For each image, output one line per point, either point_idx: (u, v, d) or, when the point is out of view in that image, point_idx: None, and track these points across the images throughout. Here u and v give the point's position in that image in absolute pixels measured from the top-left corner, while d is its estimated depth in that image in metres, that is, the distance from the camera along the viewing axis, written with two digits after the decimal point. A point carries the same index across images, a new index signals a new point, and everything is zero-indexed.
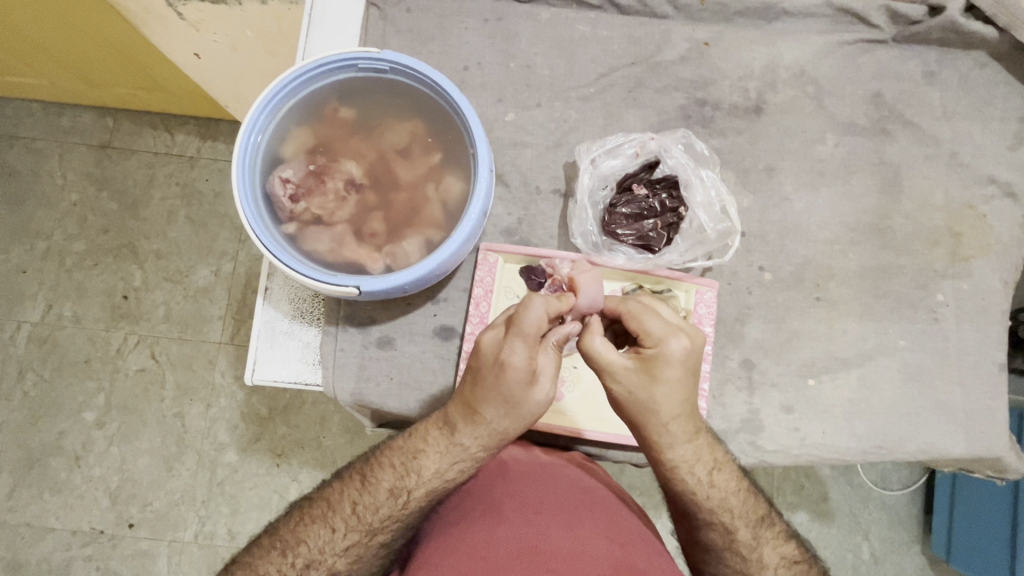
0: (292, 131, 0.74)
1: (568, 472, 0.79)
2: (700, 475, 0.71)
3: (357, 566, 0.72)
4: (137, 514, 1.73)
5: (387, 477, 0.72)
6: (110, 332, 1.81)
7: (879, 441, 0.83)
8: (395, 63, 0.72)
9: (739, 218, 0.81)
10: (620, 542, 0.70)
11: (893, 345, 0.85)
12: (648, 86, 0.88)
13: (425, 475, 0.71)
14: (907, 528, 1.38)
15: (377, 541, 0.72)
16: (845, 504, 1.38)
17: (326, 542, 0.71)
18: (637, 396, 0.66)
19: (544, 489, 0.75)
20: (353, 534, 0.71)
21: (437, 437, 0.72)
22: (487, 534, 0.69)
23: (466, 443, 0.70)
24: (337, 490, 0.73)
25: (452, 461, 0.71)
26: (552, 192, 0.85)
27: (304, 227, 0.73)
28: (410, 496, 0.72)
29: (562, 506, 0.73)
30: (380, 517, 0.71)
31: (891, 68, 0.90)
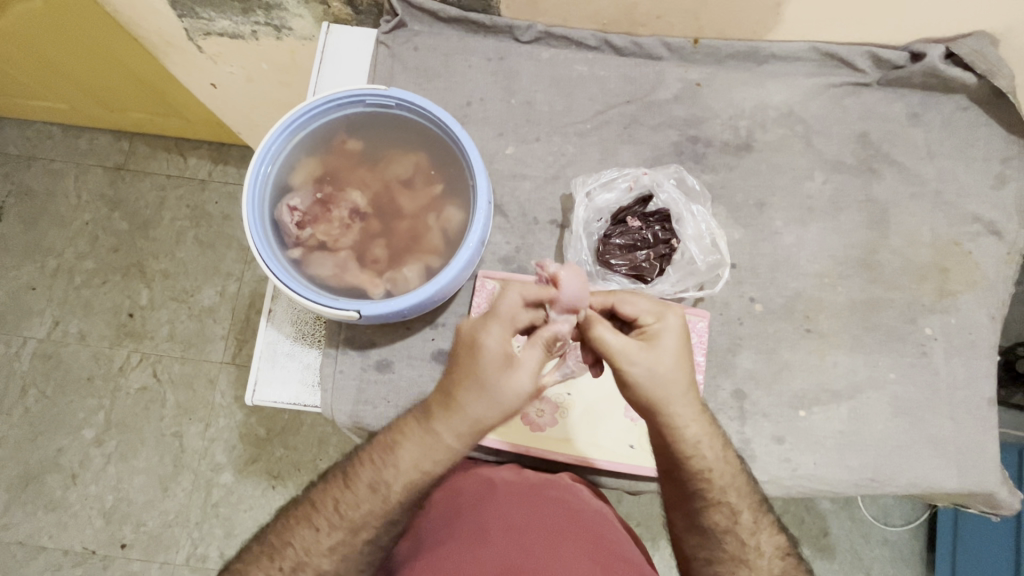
0: (301, 162, 0.78)
1: (557, 493, 0.79)
2: (713, 459, 0.69)
3: (343, 566, 0.70)
4: (130, 534, 1.72)
5: (366, 474, 0.69)
6: (114, 349, 1.83)
7: (871, 474, 0.83)
8: (401, 100, 0.76)
9: (728, 252, 0.83)
10: (603, 564, 0.72)
11: (883, 378, 0.86)
12: (643, 123, 0.91)
13: (401, 469, 0.67)
14: (910, 566, 1.36)
15: (363, 539, 0.70)
16: (845, 539, 1.37)
17: (310, 545, 0.70)
18: (652, 368, 0.64)
19: (532, 510, 0.76)
20: (337, 532, 0.70)
21: (415, 431, 0.68)
22: (474, 554, 0.72)
23: (443, 437, 0.65)
24: (321, 488, 0.72)
25: (427, 454, 0.66)
26: (549, 222, 0.88)
27: (310, 252, 0.75)
28: (389, 492, 0.68)
29: (548, 528, 0.74)
30: (363, 512, 0.69)
31: (875, 110, 0.94)
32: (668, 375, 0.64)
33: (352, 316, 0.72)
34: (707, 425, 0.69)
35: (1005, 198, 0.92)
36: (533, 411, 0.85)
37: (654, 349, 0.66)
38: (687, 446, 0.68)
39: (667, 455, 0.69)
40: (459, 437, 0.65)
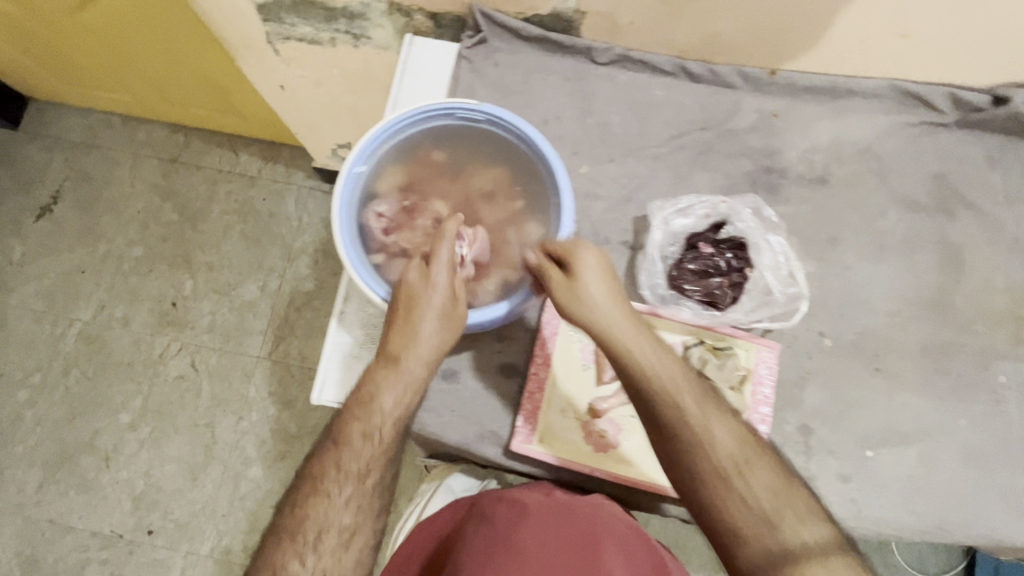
0: (388, 168, 0.79)
1: (591, 513, 0.76)
2: (670, 382, 0.67)
3: (362, 513, 0.73)
4: (157, 521, 1.73)
5: (355, 426, 0.73)
6: (156, 337, 1.87)
7: (939, 521, 0.81)
8: (491, 115, 0.77)
9: (806, 284, 0.84)
10: None
11: (954, 424, 0.84)
12: (718, 151, 0.92)
13: (383, 407, 0.73)
14: None
15: (370, 484, 0.74)
16: None
17: (329, 505, 0.72)
18: (576, 297, 0.68)
19: (567, 529, 0.74)
20: (349, 488, 0.72)
21: (381, 372, 0.73)
22: (516, 568, 0.70)
23: (406, 365, 0.72)
24: (317, 461, 0.74)
25: (395, 386, 0.72)
26: (620, 243, 0.88)
27: (392, 258, 0.77)
28: (382, 433, 0.73)
29: (586, 546, 0.72)
30: (365, 461, 0.73)
31: (952, 151, 0.93)
32: (592, 304, 0.68)
33: (433, 327, 0.74)
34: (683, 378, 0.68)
35: None
36: (595, 431, 0.83)
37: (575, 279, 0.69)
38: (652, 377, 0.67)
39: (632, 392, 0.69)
40: (418, 361, 0.73)
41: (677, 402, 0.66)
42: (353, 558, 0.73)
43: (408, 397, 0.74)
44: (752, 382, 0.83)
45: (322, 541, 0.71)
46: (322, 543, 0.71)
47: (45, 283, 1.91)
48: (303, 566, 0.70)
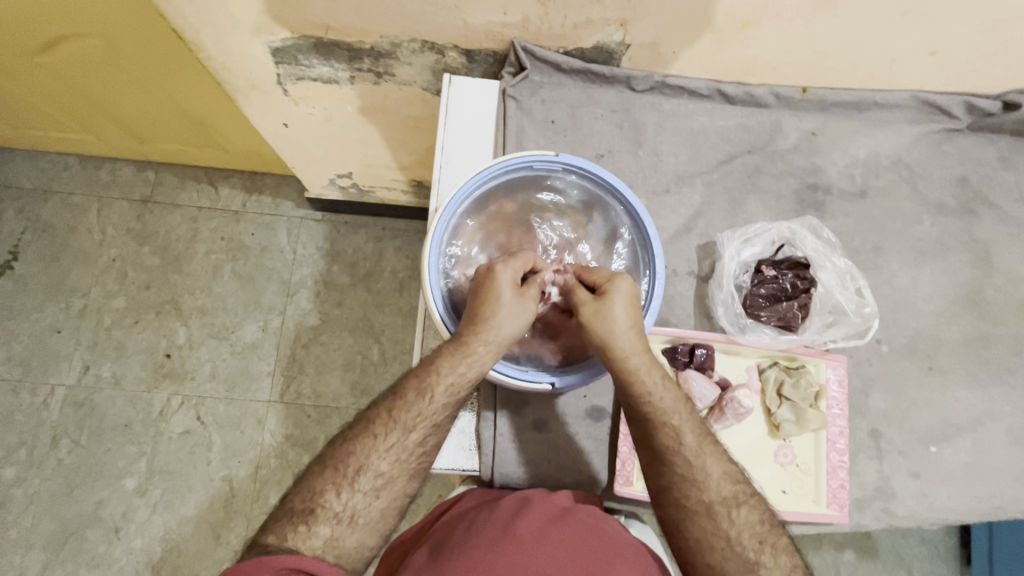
0: (465, 228, 0.78)
1: (594, 517, 0.75)
2: (691, 457, 0.70)
3: (400, 467, 0.70)
4: None
5: (411, 381, 0.72)
6: (153, 392, 1.75)
7: (998, 501, 0.89)
8: (568, 165, 0.78)
9: (879, 300, 0.87)
10: None
11: (1000, 410, 0.92)
12: (766, 172, 0.95)
13: (441, 369, 0.71)
14: (947, 562, 1.51)
15: (413, 441, 0.71)
16: (888, 541, 1.51)
17: (371, 449, 0.70)
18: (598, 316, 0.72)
19: (569, 527, 0.72)
20: (393, 436, 0.70)
21: (446, 350, 0.72)
22: (507, 558, 0.67)
23: (473, 347, 0.71)
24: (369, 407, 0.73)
25: (459, 363, 0.70)
26: (687, 273, 0.90)
27: None
28: (434, 393, 0.71)
29: (585, 545, 0.70)
30: (413, 416, 0.71)
31: (971, 154, 1.00)
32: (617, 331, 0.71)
33: (545, 384, 0.77)
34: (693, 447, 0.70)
35: None
36: None
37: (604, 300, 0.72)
38: (678, 453, 0.70)
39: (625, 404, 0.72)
40: (489, 351, 0.71)
41: (676, 430, 0.71)
42: (381, 510, 0.69)
43: (468, 366, 0.71)
44: (825, 397, 0.86)
45: (358, 479, 0.68)
46: (356, 484, 0.68)
47: (16, 348, 1.74)
48: (334, 500, 0.67)
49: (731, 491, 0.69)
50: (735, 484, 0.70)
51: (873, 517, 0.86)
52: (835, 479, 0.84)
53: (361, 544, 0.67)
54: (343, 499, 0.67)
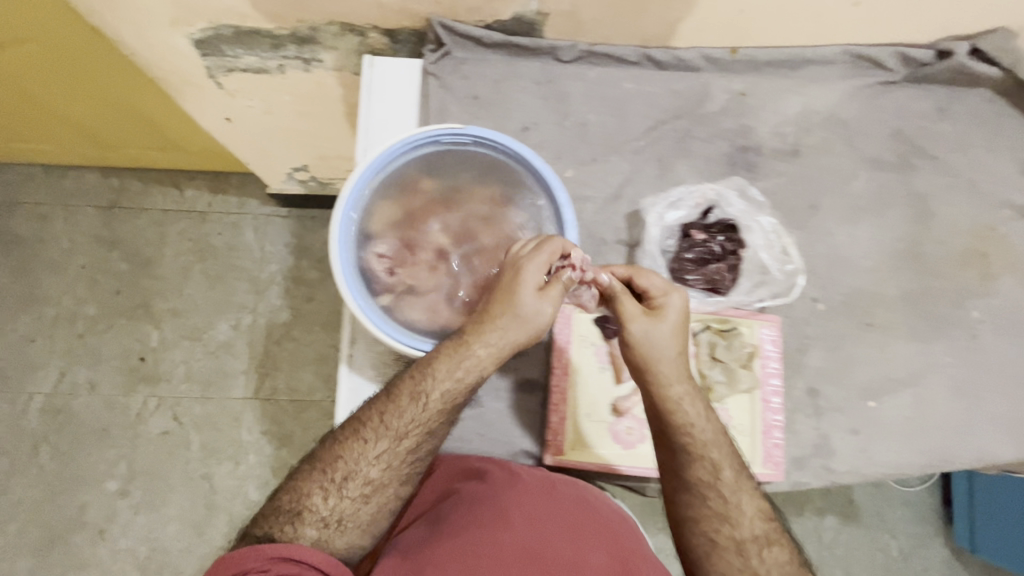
0: (380, 206, 0.76)
1: (578, 491, 0.78)
2: (726, 492, 0.73)
3: (390, 473, 0.71)
4: None
5: (407, 384, 0.70)
6: (129, 396, 1.76)
7: (941, 454, 0.88)
8: (478, 137, 0.76)
9: (802, 259, 0.90)
10: (620, 558, 0.71)
11: (940, 362, 0.91)
12: (695, 136, 0.93)
13: (439, 375, 0.69)
14: (930, 523, 1.52)
15: (405, 448, 0.71)
16: (870, 504, 1.52)
17: (360, 456, 0.70)
18: (649, 330, 0.72)
19: (559, 501, 0.75)
20: (383, 443, 0.70)
21: (448, 349, 0.70)
22: (494, 543, 0.68)
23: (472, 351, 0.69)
24: (364, 408, 0.72)
25: (458, 368, 0.69)
26: (617, 242, 0.89)
27: (403, 299, 0.74)
28: (428, 399, 0.70)
29: (574, 522, 0.73)
30: (405, 424, 0.70)
31: (907, 107, 0.98)
32: (662, 343, 0.72)
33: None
34: (735, 481, 0.73)
35: None
36: (622, 431, 0.84)
37: (649, 317, 0.73)
38: (714, 488, 0.72)
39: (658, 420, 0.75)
40: (489, 355, 0.69)
41: (714, 463, 0.73)
42: (371, 513, 0.71)
43: (467, 372, 0.69)
44: (760, 357, 0.86)
45: (344, 486, 0.70)
46: (342, 490, 0.70)
47: None
48: (321, 504, 0.69)
49: (764, 531, 0.72)
50: (768, 523, 0.72)
51: (812, 475, 0.86)
52: (770, 438, 0.85)
53: (350, 546, 0.70)
54: (331, 503, 0.69)
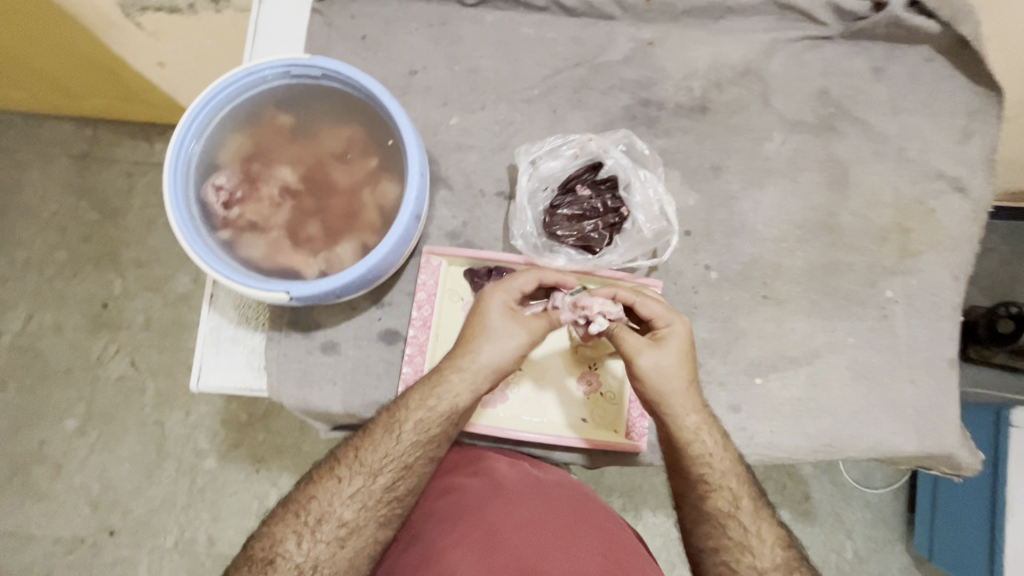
0: (229, 138, 0.74)
1: (563, 489, 0.78)
2: (746, 521, 0.71)
3: (365, 514, 0.71)
4: (118, 520, 1.37)
5: (381, 420, 0.73)
6: (66, 331, 1.44)
7: (829, 439, 0.82)
8: (327, 70, 0.72)
9: (677, 219, 0.82)
10: (615, 558, 0.71)
11: (842, 343, 0.84)
12: (593, 87, 0.88)
13: (411, 405, 0.72)
14: (890, 527, 1.26)
15: (381, 484, 0.72)
16: (828, 504, 1.26)
17: (335, 494, 0.72)
18: (655, 361, 0.69)
19: (540, 504, 0.75)
20: (358, 478, 0.72)
21: (422, 383, 0.74)
22: (484, 564, 0.68)
23: (443, 380, 0.72)
24: (342, 446, 0.75)
25: (429, 397, 0.72)
26: (496, 194, 0.85)
27: (239, 233, 0.72)
28: (402, 431, 0.72)
29: (559, 522, 0.73)
30: (380, 458, 0.72)
31: (838, 64, 0.89)
32: (669, 374, 0.69)
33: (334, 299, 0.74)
34: (752, 506, 0.72)
35: (970, 152, 0.88)
36: None
37: (654, 345, 0.70)
38: (731, 518, 0.71)
39: (669, 453, 0.73)
40: (464, 381, 0.72)
41: (729, 493, 0.72)
42: (348, 559, 0.70)
43: (440, 399, 0.72)
44: None
45: (319, 527, 0.70)
46: (317, 533, 0.70)
47: None
48: (295, 549, 0.69)
49: (784, 559, 0.70)
50: (785, 549, 0.71)
51: None
52: (635, 407, 0.84)
53: None
54: (307, 547, 0.69)
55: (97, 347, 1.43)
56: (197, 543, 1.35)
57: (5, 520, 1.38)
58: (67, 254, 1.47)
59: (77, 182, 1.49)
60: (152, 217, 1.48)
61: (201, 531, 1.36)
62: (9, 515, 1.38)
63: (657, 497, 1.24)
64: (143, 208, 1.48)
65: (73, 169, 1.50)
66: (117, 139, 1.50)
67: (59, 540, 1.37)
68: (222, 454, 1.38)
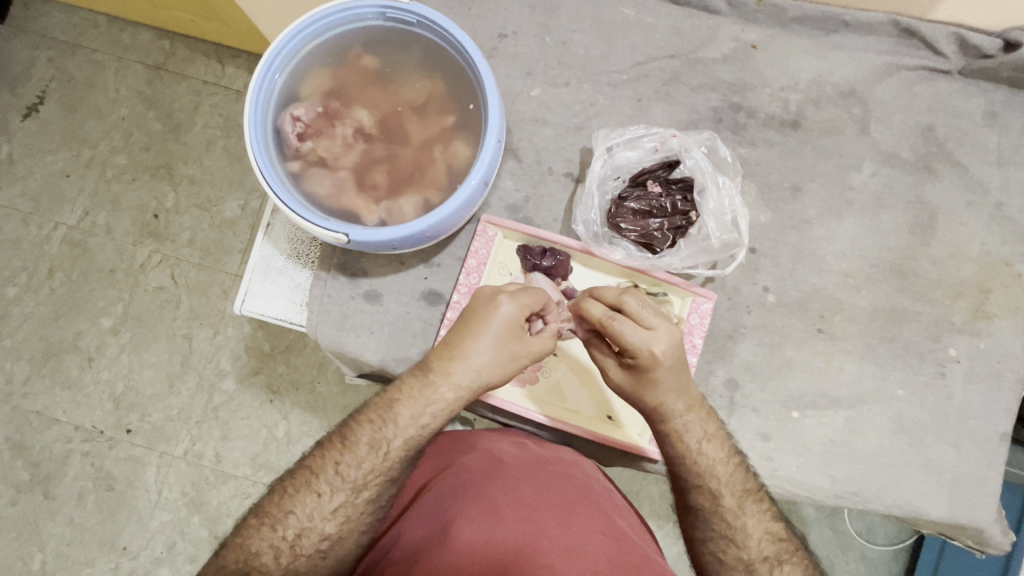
0: (313, 71, 0.73)
1: (563, 469, 0.78)
2: (730, 516, 0.69)
3: (349, 525, 0.70)
4: (136, 420, 1.43)
5: (365, 432, 0.72)
6: (116, 232, 1.48)
7: (855, 488, 0.79)
8: (422, 17, 0.71)
9: (749, 233, 0.79)
10: (615, 536, 0.71)
11: (890, 393, 0.81)
12: (683, 82, 0.84)
13: (400, 421, 0.71)
14: None
15: (365, 497, 0.71)
16: (823, 549, 1.23)
17: (314, 508, 0.70)
18: (632, 383, 0.69)
19: (540, 482, 0.75)
20: (339, 495, 0.70)
21: (411, 389, 0.72)
22: (485, 534, 0.69)
23: (431, 396, 0.71)
24: (317, 455, 0.72)
25: (422, 410, 0.71)
26: (564, 175, 0.83)
27: (308, 167, 0.72)
28: (389, 445, 0.72)
29: (558, 501, 0.73)
30: (364, 473, 0.71)
31: (949, 102, 0.83)
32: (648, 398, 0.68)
33: (388, 250, 0.73)
34: (739, 501, 0.70)
35: None
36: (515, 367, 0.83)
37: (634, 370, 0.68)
38: (715, 512, 0.70)
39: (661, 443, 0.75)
40: (454, 393, 0.71)
41: (714, 490, 0.70)
42: (330, 569, 0.70)
43: (431, 415, 0.71)
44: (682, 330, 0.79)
45: (299, 543, 0.68)
46: (297, 547, 0.68)
47: None
48: (274, 564, 0.67)
49: (773, 551, 0.68)
50: (778, 544, 0.69)
51: None
52: None
53: None
54: (284, 565, 0.67)
55: (142, 254, 1.48)
56: (204, 457, 1.41)
57: (34, 399, 1.45)
58: (128, 160, 1.50)
59: (148, 92, 1.52)
60: (213, 138, 1.49)
61: (210, 446, 1.41)
62: (39, 395, 1.45)
63: (655, 507, 1.22)
64: (205, 128, 1.50)
65: (146, 78, 1.52)
66: (192, 55, 1.52)
67: (80, 428, 1.44)
68: (241, 378, 1.42)
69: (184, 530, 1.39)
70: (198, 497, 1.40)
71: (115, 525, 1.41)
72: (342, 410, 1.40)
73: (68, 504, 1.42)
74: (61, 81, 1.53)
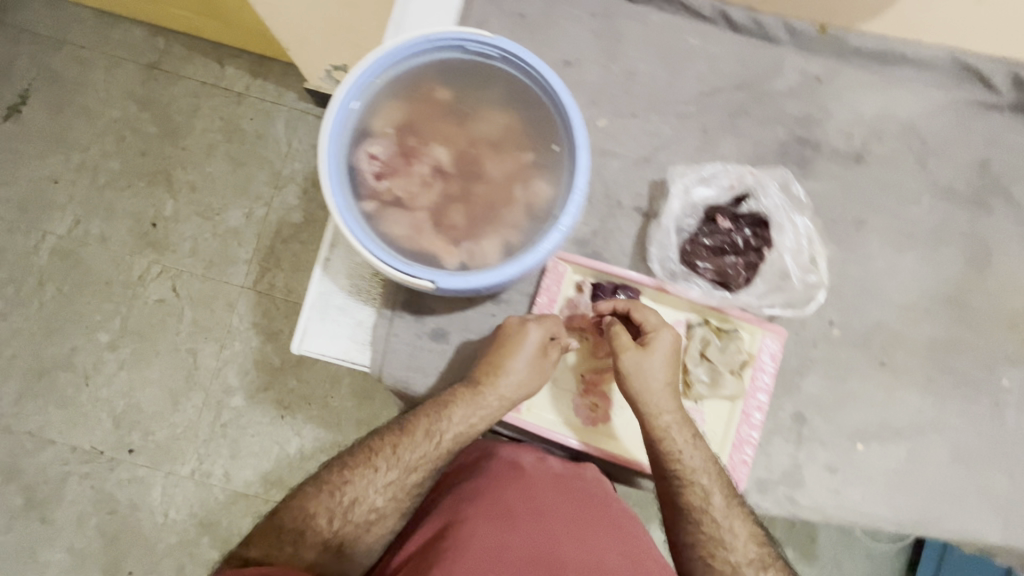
0: (386, 104, 0.69)
1: (584, 484, 0.73)
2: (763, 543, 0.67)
3: (394, 505, 0.68)
4: (139, 439, 1.36)
5: (421, 421, 0.70)
6: (112, 241, 1.40)
7: (915, 517, 0.81)
8: (507, 53, 0.68)
9: (827, 273, 0.81)
10: (634, 560, 0.66)
11: (948, 423, 0.83)
12: (751, 114, 0.84)
13: (456, 415, 0.71)
14: None
15: (414, 482, 0.69)
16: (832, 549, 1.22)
17: (369, 481, 0.67)
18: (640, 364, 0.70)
19: (560, 495, 0.70)
20: (392, 472, 0.68)
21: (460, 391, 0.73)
22: (498, 540, 0.63)
23: (488, 400, 0.72)
24: (375, 435, 0.70)
25: (473, 413, 0.71)
26: (633, 209, 0.82)
27: (384, 207, 0.68)
28: (444, 438, 0.70)
29: (574, 516, 0.68)
30: (416, 457, 0.69)
31: (1003, 138, 0.85)
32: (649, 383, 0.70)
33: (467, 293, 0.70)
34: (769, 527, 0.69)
35: None
36: (585, 406, 0.81)
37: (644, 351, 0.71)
38: (706, 513, 0.68)
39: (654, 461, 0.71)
40: (496, 406, 0.72)
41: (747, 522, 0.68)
42: (370, 544, 0.67)
43: (481, 418, 0.72)
44: (752, 367, 0.78)
45: (352, 510, 0.66)
46: (349, 513, 0.66)
47: None
48: (326, 526, 0.65)
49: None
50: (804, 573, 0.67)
51: (773, 502, 0.80)
52: (739, 454, 0.77)
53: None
54: (337, 528, 0.65)
55: (141, 264, 1.39)
56: (213, 476, 1.34)
57: (27, 420, 1.36)
58: (122, 165, 1.41)
59: (143, 94, 1.42)
60: (214, 143, 1.41)
61: (218, 466, 1.34)
62: (33, 415, 1.36)
63: None
64: (207, 132, 1.41)
65: (141, 79, 1.43)
66: (190, 55, 1.43)
67: (79, 449, 1.36)
68: (251, 394, 1.36)
69: (194, 552, 1.33)
70: (206, 519, 1.33)
71: (119, 550, 1.34)
72: (357, 426, 1.35)
73: (68, 529, 1.34)
74: (47, 79, 1.43)
